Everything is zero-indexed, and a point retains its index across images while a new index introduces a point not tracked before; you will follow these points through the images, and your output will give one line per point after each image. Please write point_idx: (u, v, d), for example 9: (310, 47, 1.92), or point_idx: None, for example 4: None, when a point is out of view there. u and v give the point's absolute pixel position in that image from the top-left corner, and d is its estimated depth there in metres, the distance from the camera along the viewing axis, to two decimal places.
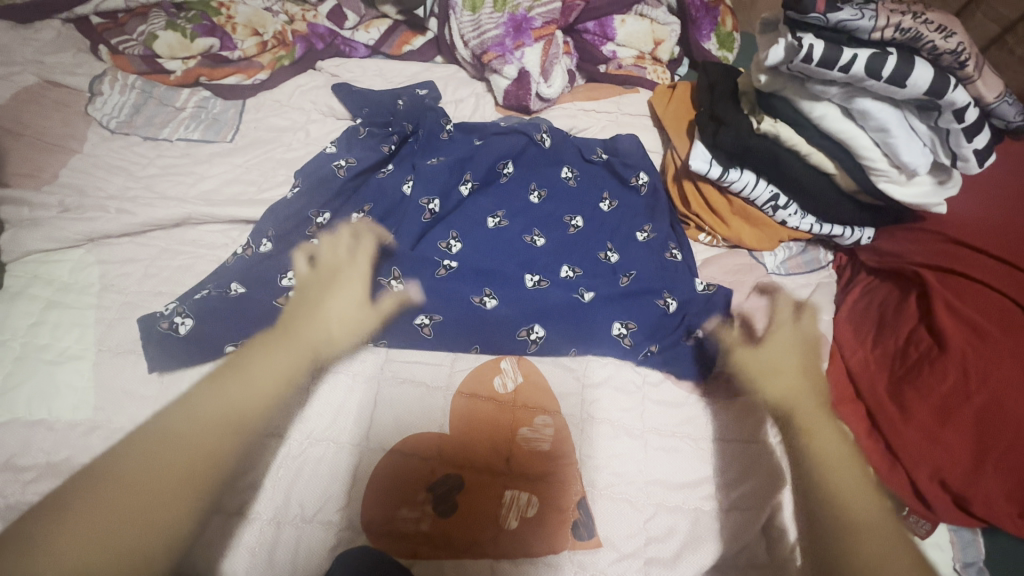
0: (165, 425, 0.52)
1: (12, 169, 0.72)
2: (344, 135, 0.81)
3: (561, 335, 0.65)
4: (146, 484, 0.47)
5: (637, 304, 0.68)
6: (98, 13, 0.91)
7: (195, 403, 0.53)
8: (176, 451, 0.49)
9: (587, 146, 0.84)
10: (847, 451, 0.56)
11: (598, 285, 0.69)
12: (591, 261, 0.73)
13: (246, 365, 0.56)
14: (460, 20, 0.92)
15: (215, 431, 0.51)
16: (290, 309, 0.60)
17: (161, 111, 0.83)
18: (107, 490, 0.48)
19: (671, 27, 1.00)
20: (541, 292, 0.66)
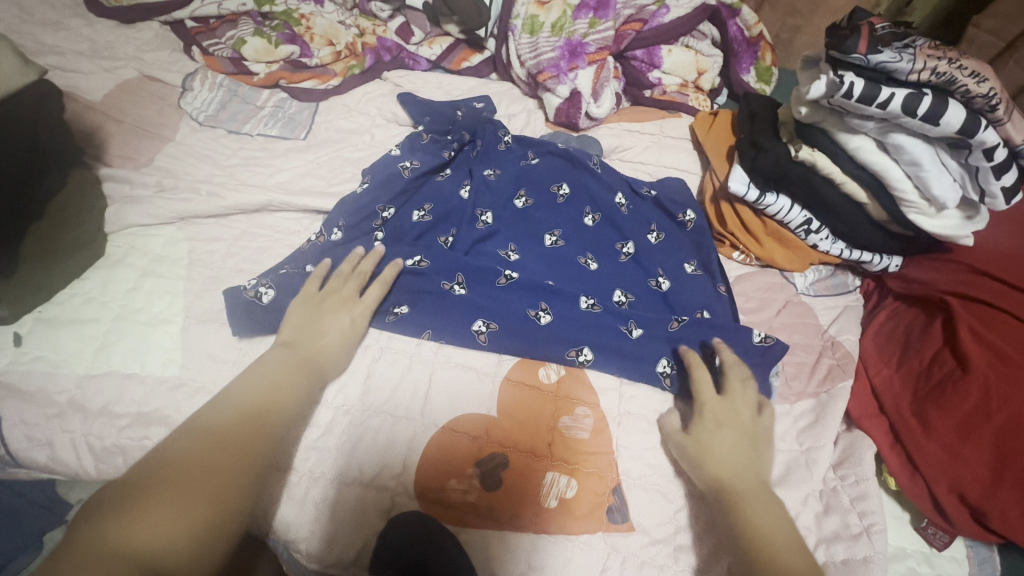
0: (215, 414, 0.53)
1: (115, 152, 0.80)
2: (408, 139, 0.88)
3: (599, 343, 0.69)
4: (212, 463, 0.49)
5: (686, 351, 0.70)
6: (193, 17, 1.00)
7: (230, 399, 0.55)
8: (226, 443, 0.51)
9: (635, 181, 0.90)
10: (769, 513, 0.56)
11: (647, 322, 0.71)
12: (643, 289, 0.77)
13: (268, 367, 0.59)
14: (518, 41, 0.99)
15: (250, 421, 0.54)
16: (290, 332, 0.63)
17: (244, 108, 0.91)
18: (174, 475, 0.47)
19: (714, 59, 1.07)
20: (593, 314, 0.71)
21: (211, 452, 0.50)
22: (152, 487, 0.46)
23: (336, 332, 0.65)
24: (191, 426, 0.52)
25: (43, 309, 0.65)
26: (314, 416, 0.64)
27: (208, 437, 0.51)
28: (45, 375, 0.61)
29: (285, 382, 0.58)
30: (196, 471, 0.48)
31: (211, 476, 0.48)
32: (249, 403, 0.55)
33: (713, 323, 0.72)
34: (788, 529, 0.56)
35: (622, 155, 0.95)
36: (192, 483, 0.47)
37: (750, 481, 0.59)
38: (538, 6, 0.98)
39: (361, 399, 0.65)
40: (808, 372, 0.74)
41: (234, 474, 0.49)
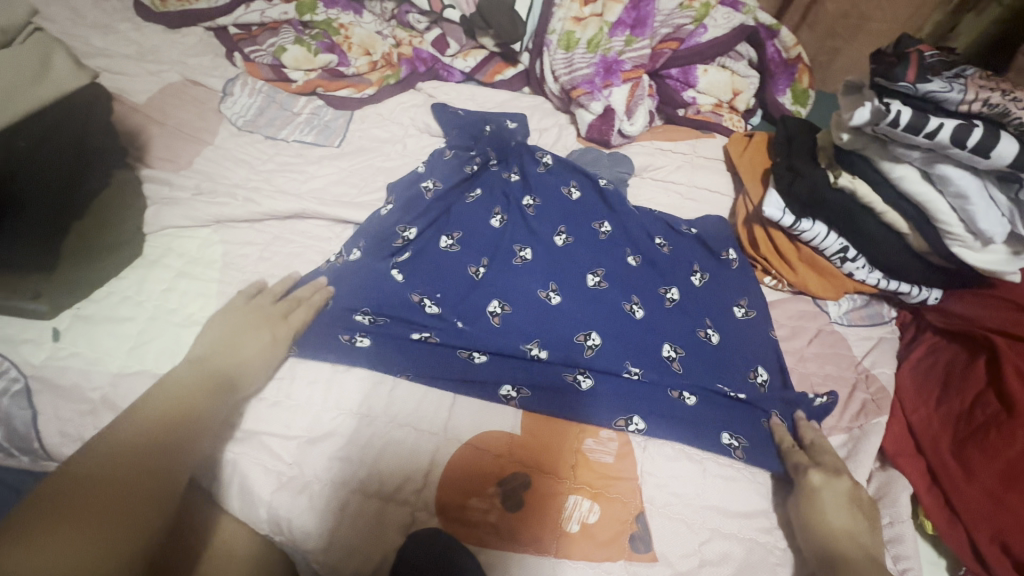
0: (123, 433, 0.50)
1: (157, 154, 0.81)
2: (431, 157, 0.88)
3: (653, 412, 0.67)
4: (124, 483, 0.46)
5: (739, 413, 0.69)
6: (237, 24, 1.02)
7: (144, 413, 0.53)
8: (139, 461, 0.48)
9: (672, 218, 0.89)
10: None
11: (701, 388, 0.71)
12: (691, 340, 0.76)
13: (179, 382, 0.58)
14: (553, 57, 0.99)
15: (165, 437, 0.52)
16: (204, 350, 0.62)
17: (281, 114, 0.92)
18: (79, 498, 0.44)
19: (750, 80, 1.05)
20: (640, 384, 0.69)
21: (127, 464, 0.48)
22: (50, 512, 0.42)
23: (254, 349, 0.63)
24: (98, 446, 0.49)
25: (81, 305, 0.66)
26: (338, 424, 0.63)
27: (126, 450, 0.49)
28: (80, 371, 0.62)
29: (199, 394, 0.57)
30: (107, 485, 0.45)
31: (125, 487, 0.46)
32: (165, 414, 0.54)
33: (777, 389, 0.73)
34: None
35: (653, 174, 0.95)
36: (96, 502, 0.44)
37: (860, 549, 0.56)
38: (575, 21, 0.97)
39: (385, 408, 0.64)
40: (840, 405, 0.72)
41: (152, 486, 0.47)
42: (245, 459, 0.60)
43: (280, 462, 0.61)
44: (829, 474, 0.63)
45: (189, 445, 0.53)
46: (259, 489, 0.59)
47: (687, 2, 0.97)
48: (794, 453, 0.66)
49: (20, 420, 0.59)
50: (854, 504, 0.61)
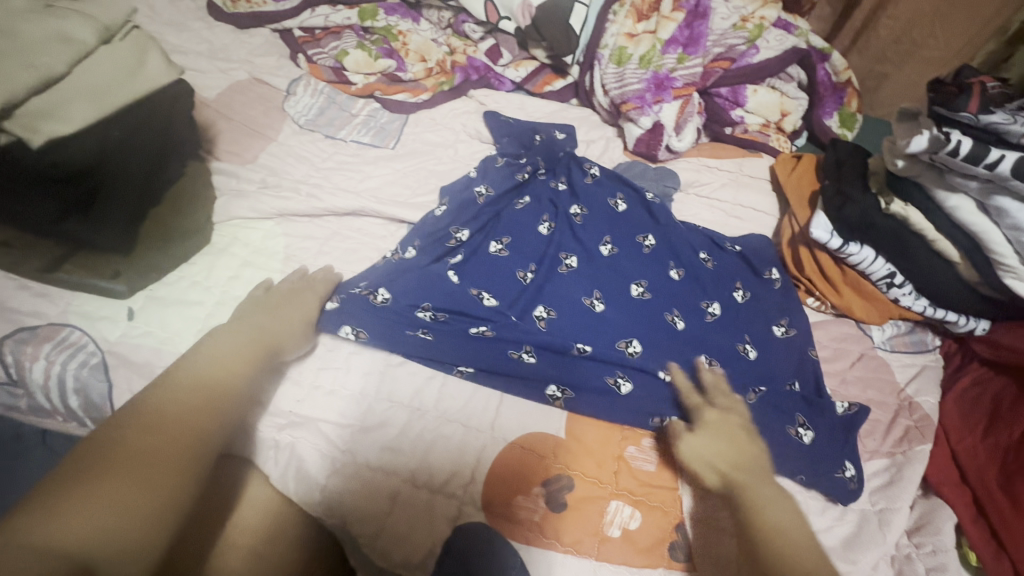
0: (160, 401, 0.53)
1: (225, 147, 0.86)
2: (483, 163, 0.91)
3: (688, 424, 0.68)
4: (160, 449, 0.49)
5: (767, 426, 0.69)
6: (302, 27, 1.07)
7: (191, 381, 0.57)
8: (174, 430, 0.51)
9: (717, 236, 0.90)
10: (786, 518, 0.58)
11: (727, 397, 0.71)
12: (730, 353, 0.76)
13: (217, 351, 0.61)
14: (605, 70, 1.01)
15: (199, 408, 0.54)
16: (245, 319, 0.66)
17: (340, 115, 0.96)
18: (119, 462, 0.47)
19: (799, 102, 1.05)
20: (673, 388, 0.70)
21: (174, 427, 0.52)
22: (93, 475, 0.45)
23: (292, 316, 0.67)
24: (138, 410, 0.52)
25: (154, 287, 0.69)
26: (391, 415, 0.65)
27: (172, 414, 0.53)
28: (151, 349, 0.65)
29: (238, 366, 0.60)
30: (155, 445, 0.49)
31: (168, 450, 0.50)
32: (207, 383, 0.57)
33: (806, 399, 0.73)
34: (793, 519, 0.58)
35: (699, 190, 0.96)
36: (133, 468, 0.47)
37: (760, 480, 0.61)
38: (628, 38, 0.99)
39: (435, 403, 0.66)
40: (883, 430, 0.72)
41: (193, 451, 0.51)
42: (303, 441, 0.63)
43: (331, 445, 0.63)
44: (722, 413, 0.66)
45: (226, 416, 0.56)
46: (318, 470, 0.61)
47: (741, 23, 0.98)
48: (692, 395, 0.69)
49: (97, 391, 0.62)
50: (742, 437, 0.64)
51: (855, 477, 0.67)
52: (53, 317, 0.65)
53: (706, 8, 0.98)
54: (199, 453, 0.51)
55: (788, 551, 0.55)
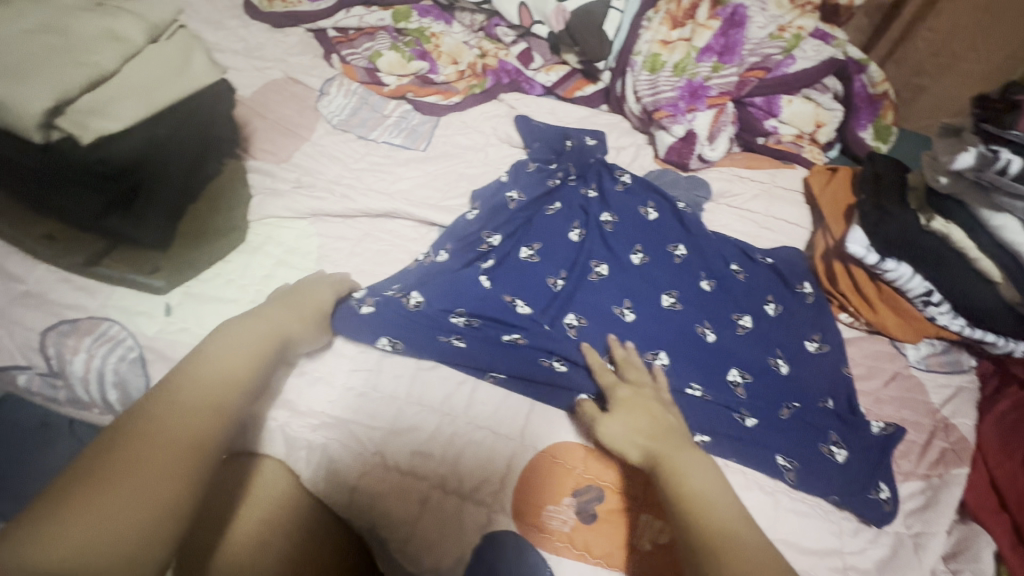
0: (178, 388, 0.51)
1: (260, 146, 0.86)
2: (515, 167, 0.91)
3: (721, 437, 0.68)
4: (177, 437, 0.46)
5: (799, 440, 0.68)
6: (336, 27, 1.07)
7: (204, 377, 0.53)
8: (189, 418, 0.48)
9: (748, 247, 0.89)
10: (710, 487, 0.56)
11: (759, 411, 0.70)
12: (762, 367, 0.75)
13: (234, 339, 0.58)
14: (637, 77, 1.00)
15: (215, 394, 0.52)
16: (264, 312, 0.65)
17: (372, 115, 0.96)
18: (135, 450, 0.44)
19: (835, 114, 1.03)
20: (704, 402, 0.70)
21: (187, 427, 0.48)
22: (108, 464, 0.43)
23: (307, 313, 0.66)
24: (156, 398, 0.49)
25: (190, 284, 0.70)
26: (421, 420, 0.65)
27: (185, 413, 0.49)
28: (187, 344, 0.65)
29: (254, 360, 0.58)
30: (168, 447, 0.45)
31: (183, 451, 0.46)
32: (227, 374, 0.54)
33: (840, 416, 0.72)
34: (715, 484, 0.56)
35: (730, 201, 0.95)
36: (150, 457, 0.44)
37: (683, 450, 0.59)
38: (662, 45, 0.99)
39: (465, 409, 0.66)
40: (918, 451, 0.71)
41: (210, 452, 0.47)
42: (335, 442, 0.63)
43: (362, 446, 0.63)
44: (636, 388, 0.65)
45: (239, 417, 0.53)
46: (349, 471, 0.62)
47: (778, 32, 0.97)
48: (606, 373, 0.67)
49: (135, 385, 0.63)
50: (658, 410, 0.63)
51: (890, 498, 0.66)
52: (92, 310, 0.66)
53: (743, 17, 0.97)
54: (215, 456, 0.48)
55: (710, 518, 0.53)
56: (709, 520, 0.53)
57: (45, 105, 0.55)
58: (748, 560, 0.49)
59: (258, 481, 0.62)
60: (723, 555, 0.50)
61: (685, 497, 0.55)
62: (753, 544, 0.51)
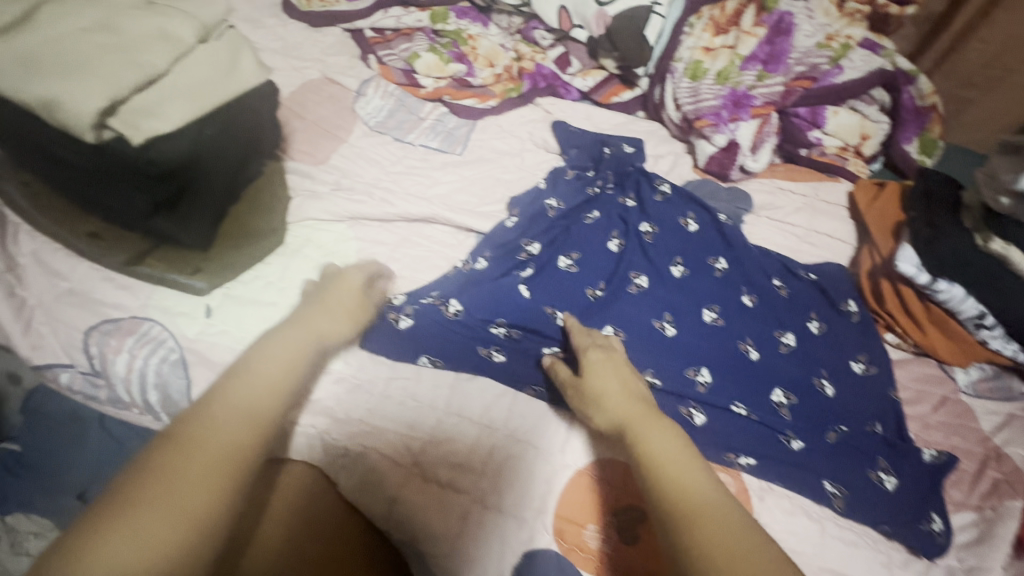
0: (234, 390, 0.48)
1: (298, 147, 0.86)
2: (552, 174, 0.90)
3: (766, 461, 0.66)
4: (234, 443, 0.44)
5: (847, 466, 0.66)
6: (373, 27, 1.06)
7: (253, 383, 0.50)
8: (244, 423, 0.46)
9: (789, 262, 0.87)
10: (675, 446, 0.52)
11: (806, 434, 0.68)
12: (807, 389, 0.73)
13: (281, 339, 0.56)
14: (678, 84, 0.99)
15: (270, 399, 0.49)
16: (304, 309, 0.64)
17: (408, 118, 0.96)
18: (195, 454, 0.42)
19: (881, 126, 1.00)
20: (749, 423, 0.68)
21: (232, 433, 0.44)
22: (169, 469, 0.40)
23: (347, 311, 0.65)
24: (215, 399, 0.47)
25: (229, 286, 0.70)
26: (460, 431, 0.64)
27: (231, 419, 0.46)
28: (228, 348, 0.65)
29: (300, 360, 0.56)
30: (206, 454, 0.42)
31: (224, 460, 0.42)
32: (282, 375, 0.53)
33: (888, 442, 0.70)
34: (679, 446, 0.53)
35: (771, 213, 0.93)
36: (209, 465, 0.42)
37: (649, 414, 0.56)
38: (705, 52, 0.98)
39: (504, 423, 0.65)
40: (969, 481, 0.69)
41: (250, 463, 0.44)
42: (375, 451, 0.62)
43: (401, 456, 0.62)
44: (608, 352, 0.64)
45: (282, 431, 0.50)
46: (391, 482, 0.61)
47: (826, 41, 0.95)
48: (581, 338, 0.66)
49: (175, 388, 0.63)
50: (626, 373, 0.62)
51: (943, 529, 0.64)
52: (134, 310, 0.66)
53: (790, 25, 0.95)
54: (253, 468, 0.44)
55: (675, 490, 0.48)
56: (666, 474, 0.50)
57: (97, 106, 0.55)
58: (714, 533, 0.44)
59: (286, 491, 0.60)
60: (690, 530, 0.45)
61: (646, 454, 0.52)
62: (724, 517, 0.46)
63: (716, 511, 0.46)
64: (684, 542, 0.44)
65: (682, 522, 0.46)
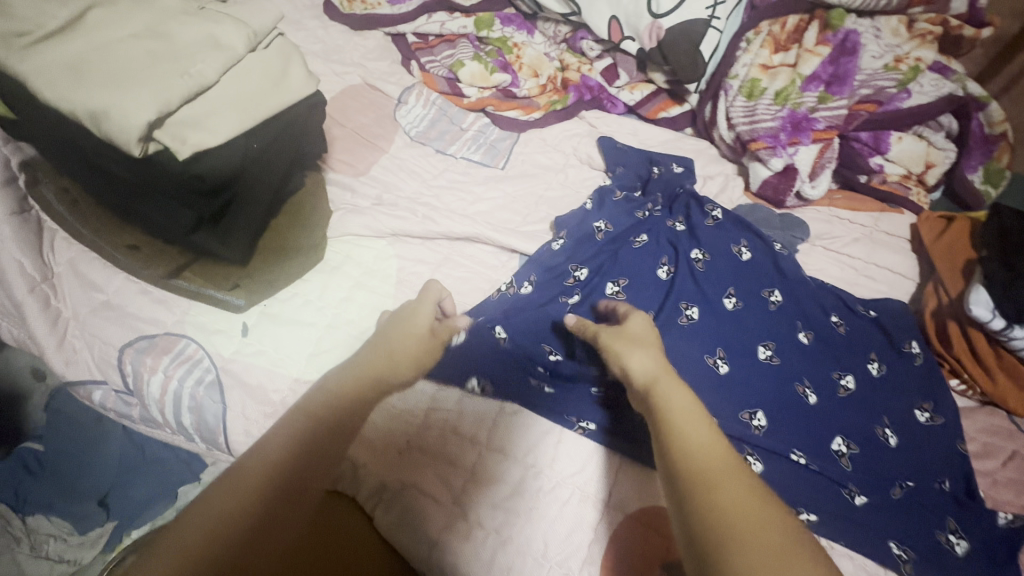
0: (288, 422, 0.50)
1: (338, 157, 0.83)
2: (599, 193, 0.86)
3: (829, 517, 0.62)
4: (275, 474, 0.45)
5: (915, 526, 0.62)
6: (415, 32, 1.04)
7: (297, 415, 0.51)
8: (278, 450, 0.47)
9: (847, 297, 0.82)
10: (695, 406, 0.51)
11: (870, 488, 0.64)
12: (869, 438, 0.68)
13: (336, 379, 0.55)
14: (732, 102, 0.93)
15: (311, 429, 0.50)
16: (373, 348, 0.60)
17: (450, 128, 0.92)
18: (235, 481, 0.44)
19: (946, 154, 0.95)
20: (809, 474, 0.64)
21: (263, 468, 0.46)
22: (216, 492, 0.43)
23: (414, 349, 0.61)
24: (273, 434, 0.49)
25: (268, 304, 0.67)
26: (503, 470, 0.60)
27: (264, 454, 0.47)
28: (265, 371, 0.62)
29: (355, 397, 0.54)
30: (233, 490, 0.44)
31: (262, 485, 0.44)
32: (334, 405, 0.52)
33: (957, 499, 0.66)
34: (696, 405, 0.51)
35: (827, 243, 0.88)
36: (244, 492, 0.44)
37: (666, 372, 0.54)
38: (763, 69, 0.92)
39: (549, 464, 0.61)
40: None
41: (285, 491, 0.45)
42: (414, 487, 0.59)
43: (442, 493, 0.59)
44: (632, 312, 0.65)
45: (328, 461, 0.50)
46: (434, 524, 0.57)
47: (894, 63, 0.91)
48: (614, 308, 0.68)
49: (212, 411, 0.61)
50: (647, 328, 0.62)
51: None
52: (169, 326, 0.63)
53: (856, 44, 0.90)
54: (281, 495, 0.45)
55: (691, 449, 0.46)
56: (683, 436, 0.47)
57: (146, 120, 0.52)
58: (730, 494, 0.42)
59: (340, 530, 0.58)
60: (702, 487, 0.43)
61: (665, 409, 0.50)
62: (738, 478, 0.44)
63: (732, 475, 0.44)
64: (699, 499, 0.43)
65: (695, 481, 0.44)
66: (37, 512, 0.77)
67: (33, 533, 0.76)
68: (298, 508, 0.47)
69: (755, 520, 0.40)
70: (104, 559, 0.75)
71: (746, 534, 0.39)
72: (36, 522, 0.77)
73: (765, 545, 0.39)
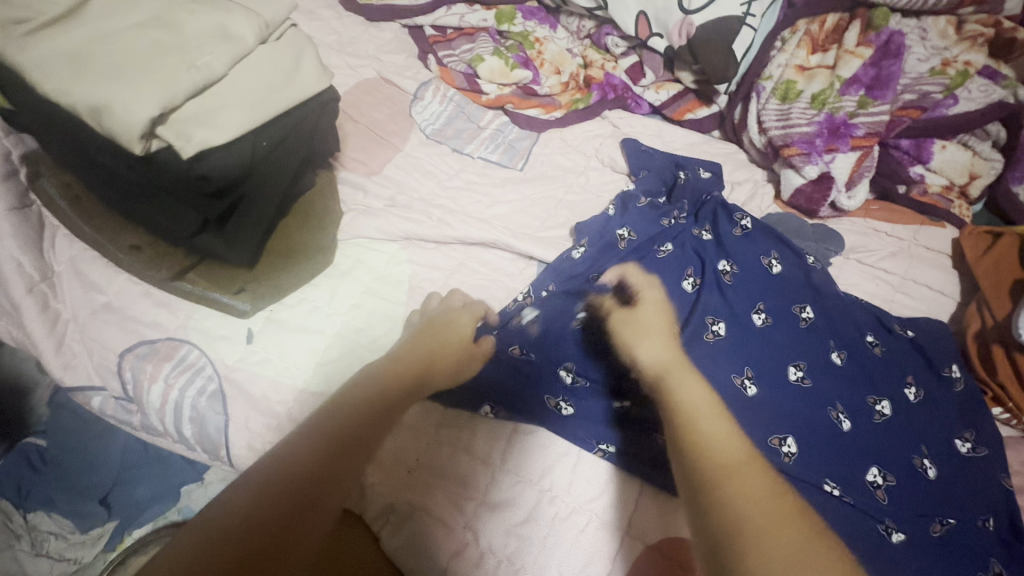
0: (331, 414, 0.49)
1: (351, 154, 0.80)
2: (621, 198, 0.82)
3: (870, 559, 0.57)
4: (302, 471, 0.43)
5: (957, 567, 0.58)
6: (433, 25, 1.00)
7: (336, 412, 0.49)
8: (309, 454, 0.44)
9: (882, 315, 0.76)
10: (709, 400, 0.51)
11: (908, 525, 0.60)
12: (908, 469, 0.63)
13: (369, 381, 0.55)
14: (765, 105, 0.88)
15: (346, 440, 0.47)
16: (403, 347, 0.61)
17: (468, 126, 0.89)
18: (276, 481, 0.41)
19: (993, 165, 0.88)
20: (844, 507, 0.60)
21: (307, 458, 0.44)
22: (268, 484, 0.41)
23: (452, 348, 0.62)
24: (299, 436, 0.46)
25: (274, 309, 0.64)
26: (517, 494, 0.57)
27: (297, 458, 0.43)
28: (269, 381, 0.59)
29: (389, 397, 0.54)
30: (270, 492, 0.40)
31: (291, 490, 0.41)
32: (361, 409, 0.51)
33: (1001, 540, 0.62)
34: (708, 398, 0.52)
35: (862, 256, 0.83)
36: (277, 490, 0.41)
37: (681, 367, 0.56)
38: (799, 71, 0.88)
39: (564, 488, 0.58)
40: None
41: (321, 495, 0.42)
42: (423, 509, 0.56)
43: (452, 517, 0.56)
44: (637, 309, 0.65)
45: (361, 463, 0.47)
46: (445, 549, 0.54)
47: (940, 67, 0.85)
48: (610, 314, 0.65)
49: (214, 423, 0.58)
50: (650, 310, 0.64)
51: None
52: (172, 330, 0.61)
53: (900, 46, 0.85)
54: (310, 498, 0.42)
55: (707, 442, 0.47)
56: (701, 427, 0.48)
57: (151, 115, 0.49)
58: (744, 488, 0.43)
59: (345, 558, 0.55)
60: (722, 476, 0.43)
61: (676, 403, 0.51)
62: (753, 474, 0.44)
63: (748, 468, 0.44)
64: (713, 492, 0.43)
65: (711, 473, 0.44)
66: (38, 508, 0.75)
67: (33, 529, 0.74)
68: (323, 517, 0.42)
69: (769, 517, 0.40)
70: (105, 559, 0.73)
71: (763, 528, 0.40)
72: (36, 519, 0.75)
73: (780, 543, 0.39)
